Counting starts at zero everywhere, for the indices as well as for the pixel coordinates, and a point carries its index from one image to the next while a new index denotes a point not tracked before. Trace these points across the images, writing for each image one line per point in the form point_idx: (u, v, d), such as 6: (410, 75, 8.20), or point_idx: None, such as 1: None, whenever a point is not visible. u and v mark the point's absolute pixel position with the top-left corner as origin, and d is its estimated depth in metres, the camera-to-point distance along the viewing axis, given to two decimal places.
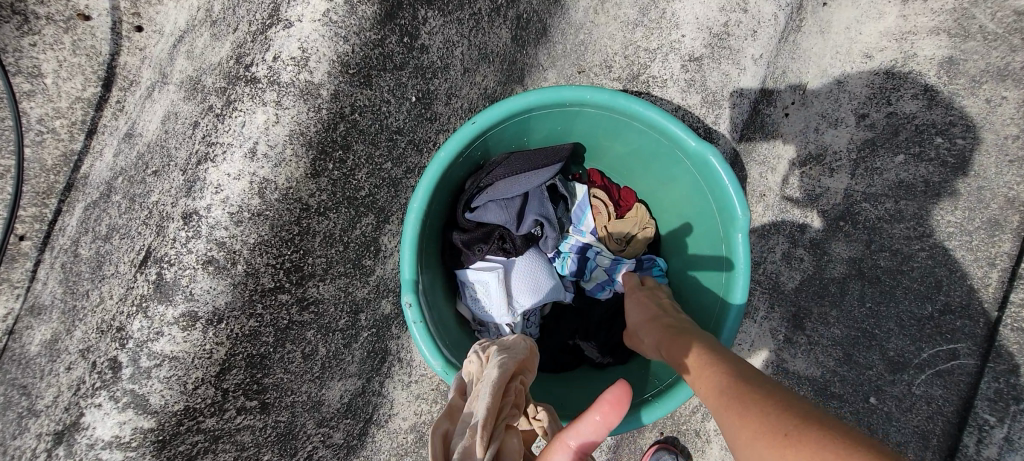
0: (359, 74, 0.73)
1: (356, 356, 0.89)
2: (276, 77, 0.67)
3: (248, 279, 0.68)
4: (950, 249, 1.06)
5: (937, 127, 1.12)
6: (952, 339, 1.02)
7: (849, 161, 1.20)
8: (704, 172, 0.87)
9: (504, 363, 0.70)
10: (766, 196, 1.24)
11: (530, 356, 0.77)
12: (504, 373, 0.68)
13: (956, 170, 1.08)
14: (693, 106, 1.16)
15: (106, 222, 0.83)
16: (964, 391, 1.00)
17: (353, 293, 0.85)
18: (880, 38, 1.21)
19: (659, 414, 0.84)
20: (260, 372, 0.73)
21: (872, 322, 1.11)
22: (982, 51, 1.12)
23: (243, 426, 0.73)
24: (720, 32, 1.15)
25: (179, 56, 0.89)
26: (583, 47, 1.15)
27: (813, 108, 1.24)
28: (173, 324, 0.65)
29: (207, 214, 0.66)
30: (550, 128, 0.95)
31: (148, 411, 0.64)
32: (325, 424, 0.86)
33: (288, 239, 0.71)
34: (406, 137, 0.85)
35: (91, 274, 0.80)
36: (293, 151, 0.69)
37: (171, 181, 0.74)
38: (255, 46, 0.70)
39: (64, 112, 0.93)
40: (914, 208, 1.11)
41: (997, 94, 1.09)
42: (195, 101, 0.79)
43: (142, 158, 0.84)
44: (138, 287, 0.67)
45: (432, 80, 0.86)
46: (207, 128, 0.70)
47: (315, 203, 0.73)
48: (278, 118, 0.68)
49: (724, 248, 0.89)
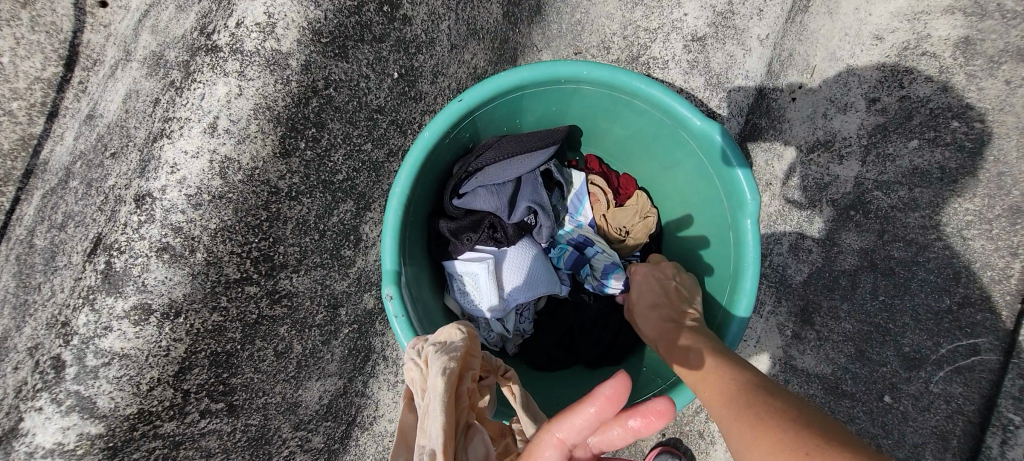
0: (333, 45, 0.66)
1: (336, 354, 0.83)
2: (238, 45, 0.61)
3: (210, 268, 0.62)
4: (969, 238, 1.00)
5: (953, 111, 1.05)
6: (972, 334, 0.96)
7: (859, 147, 1.14)
8: (710, 153, 0.80)
9: (443, 367, 0.61)
10: (772, 185, 1.21)
11: (469, 342, 0.68)
12: (447, 380, 0.60)
13: (973, 155, 1.02)
14: (696, 88, 1.09)
15: (62, 210, 0.76)
16: (985, 389, 0.93)
17: (331, 286, 0.79)
18: (892, 19, 1.16)
19: None
20: (226, 372, 0.67)
21: (885, 317, 1.05)
22: (1001, 31, 1.05)
23: (208, 431, 0.67)
24: (724, 11, 1.09)
25: (144, 32, 0.83)
26: (579, 27, 1.09)
27: (822, 93, 1.19)
28: (123, 318, 0.59)
29: (161, 197, 0.59)
30: (544, 109, 0.89)
31: (96, 415, 0.58)
32: (302, 427, 0.79)
33: (255, 225, 0.65)
34: (388, 117, 0.79)
35: (43, 266, 0.73)
36: (258, 127, 0.62)
37: (128, 163, 0.67)
38: (219, 13, 0.64)
39: (22, 93, 0.87)
40: (929, 195, 1.05)
41: (1017, 75, 1.02)
42: (156, 77, 0.73)
43: (101, 140, 0.77)
44: (86, 278, 0.60)
45: (417, 56, 0.80)
46: (167, 103, 0.64)
47: (285, 186, 0.67)
48: (240, 90, 0.61)
49: (732, 236, 0.83)
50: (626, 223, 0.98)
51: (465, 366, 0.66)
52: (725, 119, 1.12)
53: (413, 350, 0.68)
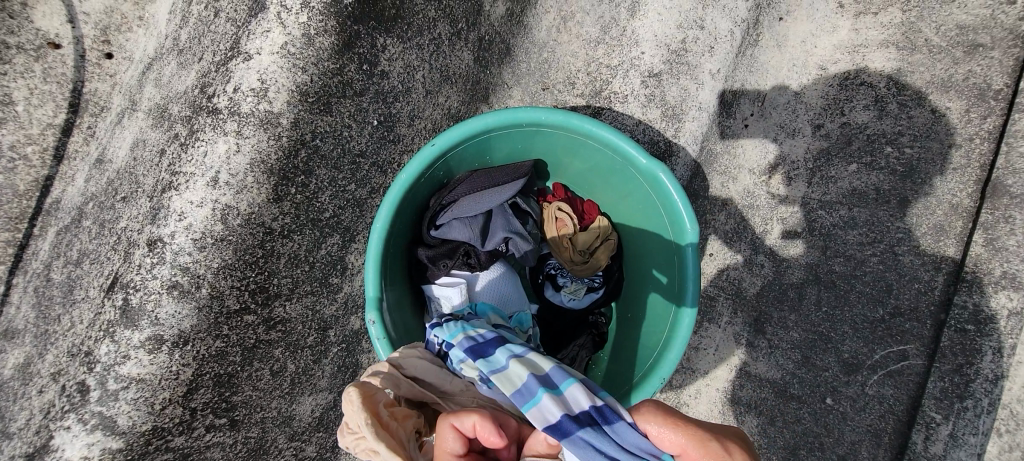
0: (318, 102, 0.76)
1: (326, 371, 0.92)
2: (236, 108, 0.71)
3: (212, 301, 0.71)
4: (899, 254, 1.11)
5: (887, 137, 1.16)
6: (901, 341, 1.07)
7: (805, 170, 1.25)
8: (654, 186, 0.92)
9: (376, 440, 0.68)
10: (728, 205, 1.31)
11: (367, 394, 0.72)
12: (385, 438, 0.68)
13: (904, 178, 1.13)
14: (653, 120, 1.20)
15: (77, 248, 0.85)
16: (911, 390, 1.04)
17: (320, 311, 0.88)
18: (834, 51, 1.26)
19: None
20: (228, 390, 0.76)
21: (826, 325, 1.16)
22: (928, 63, 1.15)
23: (213, 443, 0.75)
24: (678, 49, 1.20)
25: (148, 84, 0.92)
26: (546, 65, 1.19)
27: (772, 119, 1.30)
28: (139, 347, 0.68)
29: (171, 241, 0.69)
30: (511, 147, 0.99)
31: (116, 432, 0.66)
32: (297, 438, 0.89)
33: (252, 262, 0.74)
34: (370, 160, 0.89)
35: (62, 298, 0.82)
36: (254, 178, 0.72)
37: (139, 208, 0.76)
38: (218, 77, 0.74)
39: (36, 138, 0.95)
40: (866, 215, 1.16)
41: (942, 105, 1.11)
42: (162, 129, 0.82)
43: (112, 184, 0.86)
44: (107, 313, 0.69)
45: (394, 104, 0.90)
46: (173, 156, 0.74)
47: (279, 226, 0.76)
48: (238, 147, 0.71)
49: (676, 261, 0.95)
50: (590, 245, 1.05)
51: (380, 410, 0.72)
52: (682, 147, 1.24)
53: (347, 436, 0.72)
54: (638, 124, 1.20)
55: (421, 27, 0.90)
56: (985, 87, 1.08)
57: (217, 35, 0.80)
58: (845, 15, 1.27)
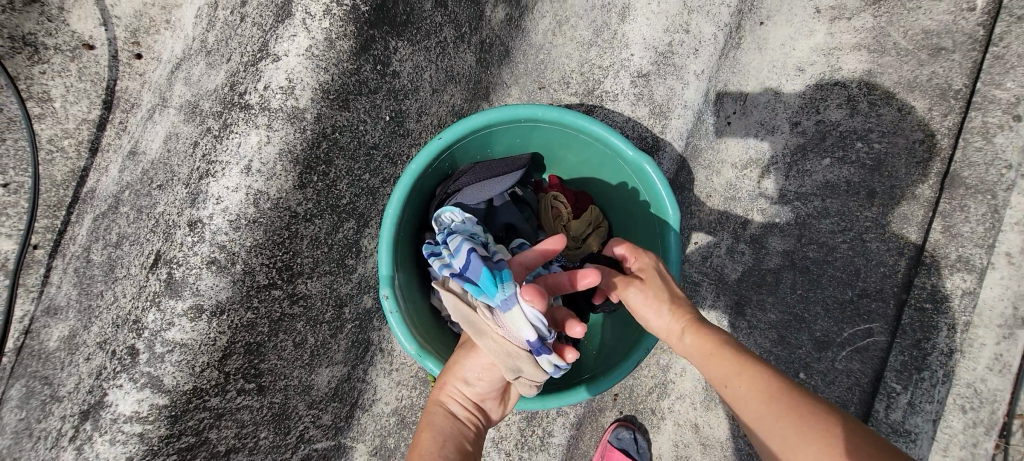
0: (338, 99, 0.85)
1: (342, 345, 1.02)
2: (267, 104, 0.79)
3: (246, 276, 0.80)
4: (867, 241, 1.21)
5: (857, 133, 1.26)
6: (868, 320, 1.17)
7: (782, 164, 1.34)
8: (641, 175, 1.03)
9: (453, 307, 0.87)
10: (712, 197, 1.40)
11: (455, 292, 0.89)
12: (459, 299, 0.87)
13: (872, 172, 1.23)
14: (642, 117, 1.31)
15: (116, 231, 0.93)
16: (876, 364, 1.14)
17: (337, 289, 0.97)
18: (812, 53, 1.35)
19: (604, 387, 1.03)
20: (257, 358, 0.85)
21: (801, 306, 1.25)
22: (896, 65, 1.25)
23: (243, 406, 0.85)
24: (665, 51, 1.31)
25: (178, 83, 1.01)
26: (542, 66, 1.28)
27: (753, 117, 1.39)
28: (182, 315, 0.76)
29: (210, 222, 0.77)
30: (511, 141, 1.09)
31: (163, 390, 0.75)
32: (315, 406, 0.98)
33: (280, 242, 0.83)
34: (382, 152, 0.98)
35: (103, 277, 0.90)
36: (282, 167, 0.80)
37: (176, 194, 0.84)
38: (248, 76, 0.82)
39: (72, 132, 1.04)
40: (838, 205, 1.25)
41: (907, 103, 1.22)
42: (194, 123, 0.90)
43: (147, 174, 0.94)
44: (152, 285, 0.78)
45: (404, 101, 0.99)
46: (207, 147, 0.82)
47: (303, 211, 0.85)
48: (268, 139, 0.79)
49: (661, 244, 1.06)
50: (582, 233, 1.13)
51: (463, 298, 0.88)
52: (668, 143, 1.34)
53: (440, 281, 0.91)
54: (628, 120, 1.30)
55: (429, 31, 0.99)
56: (947, 87, 1.18)
57: (244, 39, 0.89)
58: (822, 20, 1.35)
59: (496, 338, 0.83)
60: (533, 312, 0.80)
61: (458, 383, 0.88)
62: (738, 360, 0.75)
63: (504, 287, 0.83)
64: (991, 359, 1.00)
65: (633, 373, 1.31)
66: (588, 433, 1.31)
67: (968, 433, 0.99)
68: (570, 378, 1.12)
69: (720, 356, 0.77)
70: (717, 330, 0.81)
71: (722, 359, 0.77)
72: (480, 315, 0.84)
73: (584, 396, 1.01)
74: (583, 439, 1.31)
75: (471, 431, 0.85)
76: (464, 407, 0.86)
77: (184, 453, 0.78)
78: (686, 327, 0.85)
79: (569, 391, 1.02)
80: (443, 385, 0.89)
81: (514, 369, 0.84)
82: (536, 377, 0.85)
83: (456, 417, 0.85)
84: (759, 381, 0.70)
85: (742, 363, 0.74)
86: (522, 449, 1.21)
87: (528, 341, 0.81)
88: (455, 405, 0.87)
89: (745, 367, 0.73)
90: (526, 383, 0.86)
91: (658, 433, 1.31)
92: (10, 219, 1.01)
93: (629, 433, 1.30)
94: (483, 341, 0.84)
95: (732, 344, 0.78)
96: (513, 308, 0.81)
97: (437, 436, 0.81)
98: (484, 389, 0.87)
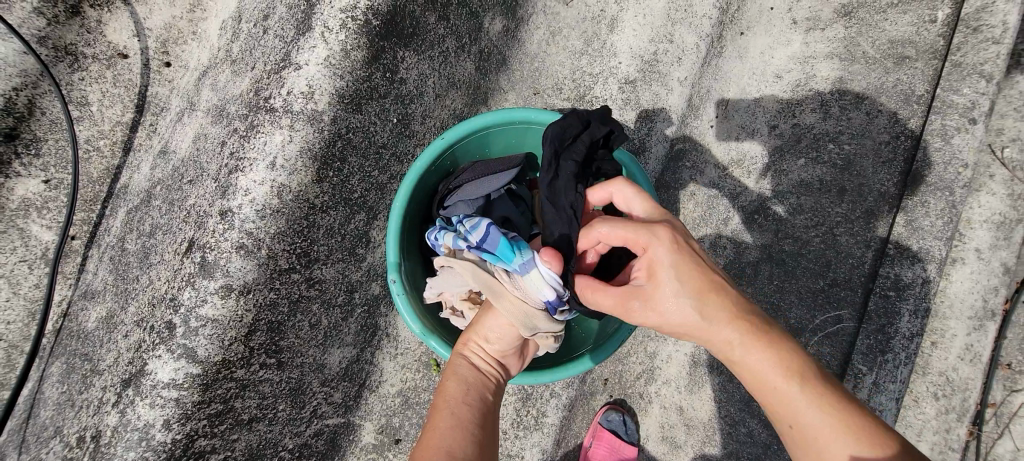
0: (352, 103, 0.95)
1: (352, 328, 1.11)
2: (290, 107, 0.89)
3: (269, 260, 0.89)
4: (838, 235, 1.30)
5: (830, 135, 1.35)
6: (838, 307, 1.26)
7: (762, 164, 1.42)
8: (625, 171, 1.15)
9: (472, 270, 0.98)
10: (696, 195, 1.48)
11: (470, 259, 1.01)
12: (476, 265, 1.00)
13: (843, 171, 1.33)
14: (629, 120, 1.41)
15: (149, 222, 1.03)
16: (845, 348, 1.23)
17: (349, 275, 1.07)
18: (788, 62, 1.45)
19: (603, 357, 1.13)
20: (277, 336, 0.94)
21: (778, 295, 1.34)
22: (865, 72, 1.35)
23: (264, 379, 0.94)
24: (650, 60, 1.41)
25: (205, 89, 1.11)
26: (537, 73, 1.38)
27: (734, 121, 1.48)
28: (214, 293, 0.85)
29: (239, 211, 0.87)
30: (506, 142, 1.20)
31: (196, 360, 0.84)
32: (327, 383, 1.08)
33: (300, 230, 0.92)
34: (390, 151, 1.08)
35: (138, 263, 1.00)
36: (303, 163, 0.90)
37: (204, 188, 0.94)
38: (272, 83, 0.92)
39: (107, 133, 1.15)
40: (811, 202, 1.35)
41: (875, 107, 1.32)
42: (221, 124, 1.00)
43: (177, 170, 1.04)
44: (186, 267, 0.87)
45: (410, 105, 1.09)
46: (235, 145, 0.91)
47: (320, 203, 0.94)
48: (291, 138, 0.89)
49: None
50: None
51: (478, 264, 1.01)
52: (653, 144, 1.44)
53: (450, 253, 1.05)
54: (616, 124, 1.40)
55: (432, 42, 1.10)
56: (910, 93, 1.29)
57: (267, 49, 0.99)
58: (798, 30, 1.45)
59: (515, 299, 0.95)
60: (551, 273, 0.94)
61: (479, 341, 0.95)
62: (821, 401, 0.70)
63: (523, 253, 0.98)
64: (962, 349, 1.14)
65: (623, 359, 1.40)
66: (579, 415, 1.40)
67: (941, 419, 1.13)
68: (562, 355, 1.20)
69: (783, 357, 0.73)
70: (775, 329, 0.76)
71: (803, 394, 0.70)
72: (500, 279, 0.97)
73: (588, 365, 1.11)
74: (575, 421, 1.40)
75: (492, 383, 0.90)
76: (484, 361, 0.93)
77: (213, 418, 0.87)
78: (744, 343, 0.74)
79: (571, 365, 1.11)
80: (465, 342, 0.96)
81: (531, 325, 0.96)
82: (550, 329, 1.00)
83: (477, 368, 0.91)
84: (833, 404, 0.69)
85: (832, 401, 0.70)
86: (518, 428, 1.30)
87: (546, 299, 0.95)
88: (478, 359, 0.93)
89: (835, 409, 0.69)
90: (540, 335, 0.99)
91: (646, 416, 1.41)
92: (50, 212, 1.11)
93: (619, 415, 1.40)
94: (501, 303, 0.95)
95: (801, 356, 0.74)
96: (532, 271, 0.95)
97: (460, 382, 0.86)
98: (503, 345, 0.95)
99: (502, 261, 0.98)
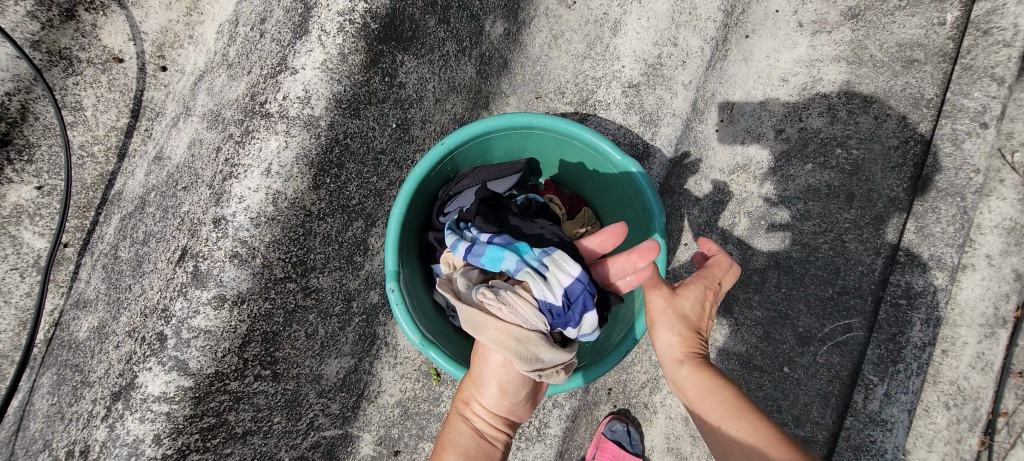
0: (350, 108, 0.93)
1: (350, 337, 1.08)
2: (285, 112, 0.87)
3: (264, 270, 0.87)
4: (846, 241, 1.28)
5: (837, 140, 1.33)
6: (848, 316, 1.24)
7: (767, 168, 1.40)
8: (628, 178, 1.12)
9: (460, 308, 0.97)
10: (700, 200, 1.45)
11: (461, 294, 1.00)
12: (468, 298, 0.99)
13: (850, 176, 1.30)
14: (633, 124, 1.39)
15: (143, 229, 1.01)
16: (855, 358, 1.21)
17: (347, 284, 1.04)
18: (795, 65, 1.42)
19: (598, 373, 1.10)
20: (272, 346, 0.92)
21: (785, 303, 1.31)
22: (873, 76, 1.33)
23: (259, 391, 0.92)
24: (654, 63, 1.39)
25: (201, 93, 1.09)
26: (539, 77, 1.36)
27: (740, 125, 1.45)
28: (206, 304, 0.83)
29: (233, 219, 0.85)
30: (508, 147, 1.18)
31: (188, 372, 0.82)
32: (324, 394, 1.05)
33: (295, 238, 0.90)
34: (389, 157, 1.06)
35: (131, 271, 0.98)
36: (299, 169, 0.88)
37: (199, 194, 0.92)
38: (268, 87, 0.90)
39: (102, 139, 1.13)
40: (819, 207, 1.32)
41: (883, 111, 1.29)
42: (217, 130, 0.98)
43: (172, 177, 1.02)
44: (178, 277, 0.85)
45: (409, 110, 1.07)
46: (229, 152, 0.89)
47: (316, 210, 0.92)
48: (287, 144, 0.87)
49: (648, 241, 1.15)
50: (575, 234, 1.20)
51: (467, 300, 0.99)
52: (658, 149, 1.41)
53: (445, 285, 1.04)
54: (620, 128, 1.38)
55: (432, 45, 1.07)
56: (919, 97, 1.27)
57: (264, 53, 0.97)
58: (804, 33, 1.43)
59: (508, 318, 0.93)
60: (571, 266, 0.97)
61: (480, 401, 0.97)
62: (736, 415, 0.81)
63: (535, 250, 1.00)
64: (973, 357, 1.09)
65: (627, 368, 1.37)
66: (583, 426, 1.38)
67: (953, 429, 1.07)
68: None
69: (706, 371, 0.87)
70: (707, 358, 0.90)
71: (724, 412, 0.82)
72: (489, 300, 0.94)
73: (582, 381, 1.08)
74: (578, 431, 1.38)
75: (495, 447, 0.96)
76: (486, 423, 0.96)
77: (205, 432, 0.85)
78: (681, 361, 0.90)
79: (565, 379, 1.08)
80: (467, 402, 0.99)
81: (530, 355, 0.92)
82: (556, 359, 0.94)
83: (480, 436, 0.96)
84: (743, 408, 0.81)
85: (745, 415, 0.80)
86: (519, 439, 1.28)
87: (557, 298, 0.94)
88: (480, 423, 0.97)
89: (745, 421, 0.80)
90: (549, 372, 0.94)
91: (650, 427, 1.37)
92: (43, 219, 1.09)
93: (622, 425, 1.36)
94: (493, 337, 0.92)
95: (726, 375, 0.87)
96: (548, 262, 0.96)
97: (461, 455, 0.92)
98: (506, 393, 0.96)
99: (508, 251, 0.98)
